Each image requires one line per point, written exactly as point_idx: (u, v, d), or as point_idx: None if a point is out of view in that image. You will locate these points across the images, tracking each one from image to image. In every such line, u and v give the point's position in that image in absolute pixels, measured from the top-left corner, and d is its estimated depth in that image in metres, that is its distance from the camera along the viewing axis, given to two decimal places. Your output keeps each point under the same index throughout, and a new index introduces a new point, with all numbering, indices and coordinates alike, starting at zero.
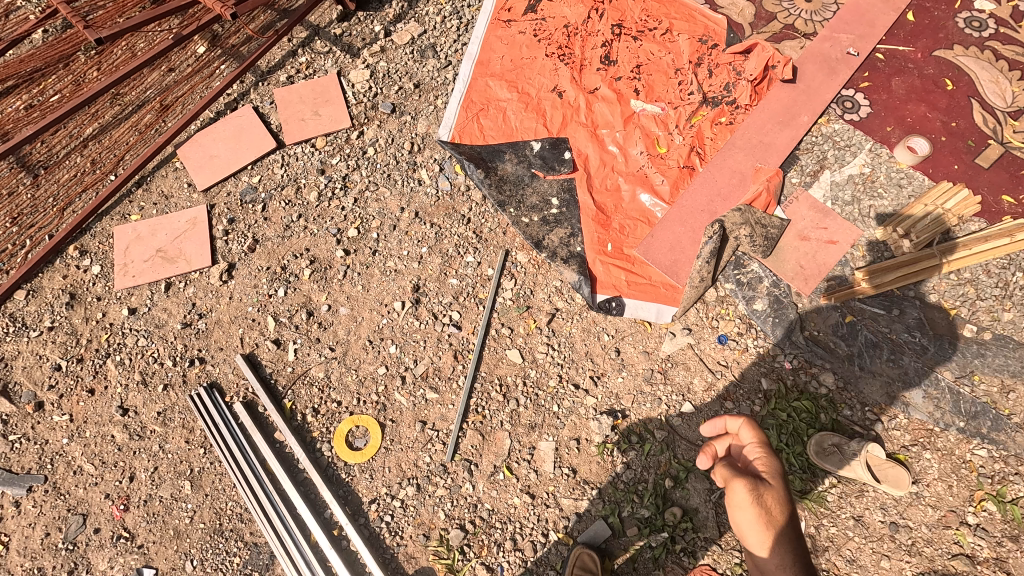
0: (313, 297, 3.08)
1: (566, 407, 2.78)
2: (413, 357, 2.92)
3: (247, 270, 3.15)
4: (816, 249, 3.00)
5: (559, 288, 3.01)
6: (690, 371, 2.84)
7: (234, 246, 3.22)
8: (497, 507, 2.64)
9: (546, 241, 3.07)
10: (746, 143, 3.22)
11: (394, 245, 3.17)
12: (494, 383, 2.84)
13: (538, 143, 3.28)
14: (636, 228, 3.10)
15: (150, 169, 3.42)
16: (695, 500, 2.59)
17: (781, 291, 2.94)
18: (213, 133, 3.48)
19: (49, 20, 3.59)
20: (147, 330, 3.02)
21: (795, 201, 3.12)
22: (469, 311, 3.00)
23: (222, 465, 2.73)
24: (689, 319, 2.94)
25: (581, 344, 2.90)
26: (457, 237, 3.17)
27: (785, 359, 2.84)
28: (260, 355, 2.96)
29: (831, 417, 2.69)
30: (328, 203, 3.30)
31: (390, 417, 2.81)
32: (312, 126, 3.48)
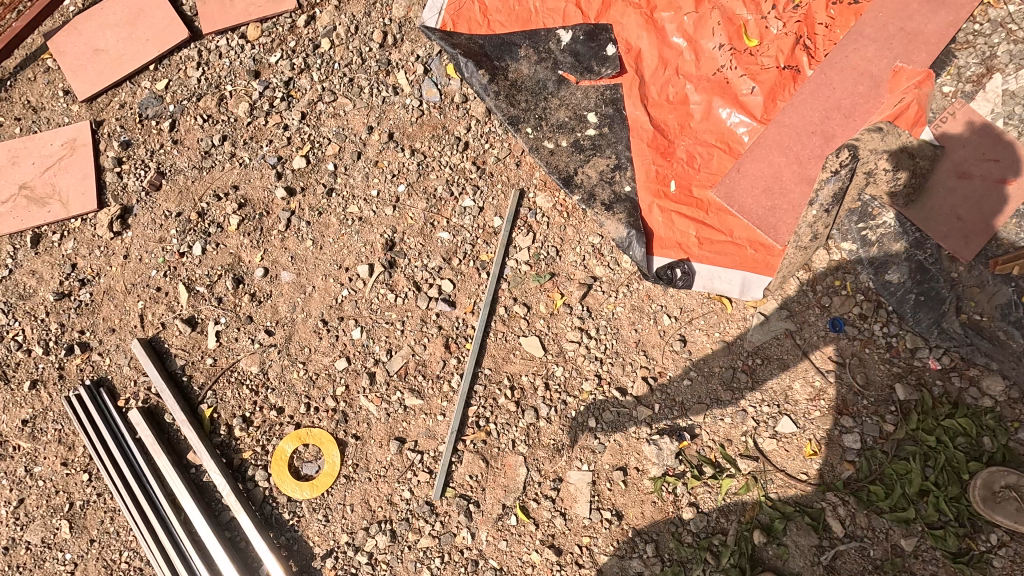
0: (243, 258, 2.15)
1: (607, 423, 1.92)
2: (386, 347, 2.03)
3: (148, 218, 2.20)
4: (983, 191, 1.90)
5: (597, 248, 2.08)
6: (788, 372, 1.95)
7: (130, 182, 2.25)
8: (507, 565, 1.85)
9: (578, 178, 2.10)
10: (891, 16, 2.01)
11: (358, 182, 2.20)
12: (502, 386, 1.97)
13: (568, 29, 2.19)
14: (711, 159, 2.12)
15: (11, 70, 2.39)
16: (796, 563, 1.77)
17: (928, 255, 1.92)
18: (98, 16, 2.40)
19: None
20: (9, 303, 2.13)
21: (954, 110, 1.94)
22: (466, 281, 2.07)
23: (112, 498, 1.91)
24: (788, 294, 2.01)
25: (630, 330, 2.00)
26: (449, 171, 2.19)
27: (931, 356, 1.92)
28: (168, 341, 2.07)
29: (1005, 444, 1.80)
30: (264, 120, 2.29)
31: (353, 433, 1.96)
32: (240, 7, 2.38)
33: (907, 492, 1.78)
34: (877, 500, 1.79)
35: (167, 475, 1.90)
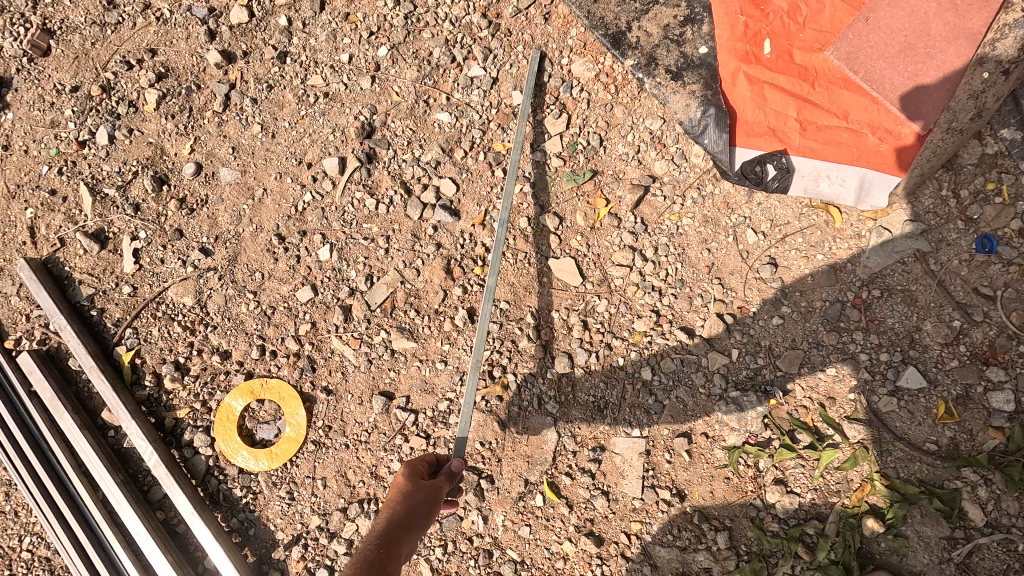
0: (168, 150, 1.56)
1: (666, 375, 1.42)
2: (366, 272, 1.48)
3: (38, 94, 1.60)
4: None
5: (656, 136, 1.49)
6: (917, 309, 1.42)
7: (7, 43, 1.62)
8: (530, 557, 1.40)
9: (633, 35, 1.47)
10: None
11: (322, 42, 1.57)
12: (525, 324, 1.45)
13: None
14: (825, 8, 1.46)
15: None
16: (919, 562, 1.32)
17: None
18: None
19: None
20: None
21: None
22: (474, 182, 1.50)
23: (6, 468, 1.44)
24: (923, 203, 1.44)
25: (699, 250, 1.46)
26: (449, 26, 1.55)
27: None
28: (71, 263, 1.53)
29: None
30: None
31: (324, 386, 1.46)
32: None
33: None
34: None
35: (73, 440, 1.42)
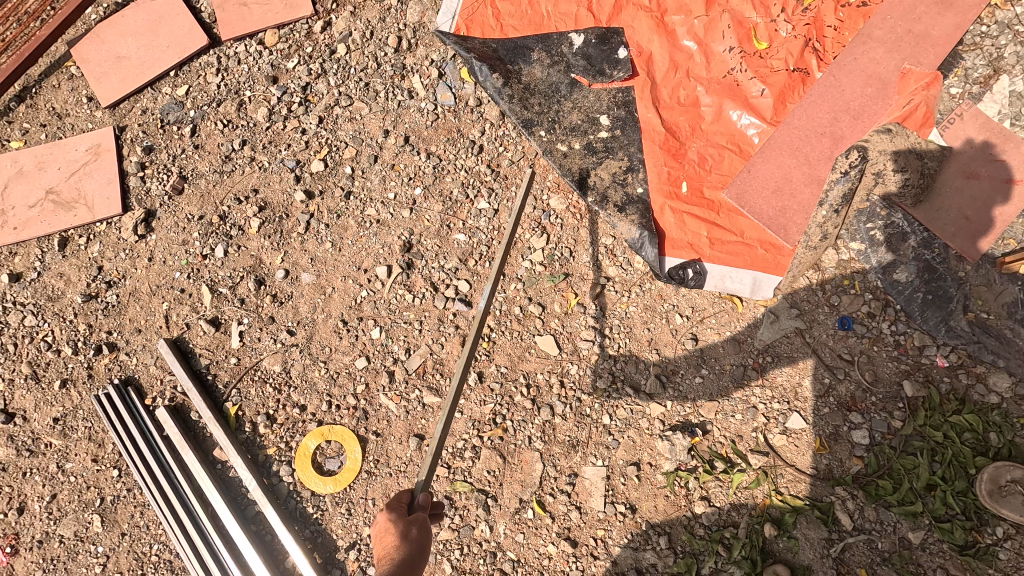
0: (265, 259, 2.20)
1: (620, 420, 1.97)
2: (405, 346, 2.08)
3: (173, 221, 2.26)
4: (989, 190, 2.06)
5: (610, 248, 2.12)
6: (797, 369, 2.00)
7: (153, 186, 2.31)
8: (524, 556, 1.90)
9: (592, 180, 2.13)
10: (890, 32, 2.17)
11: (375, 184, 2.25)
12: (518, 383, 2.02)
13: (580, 35, 2.26)
14: (722, 160, 2.15)
15: (38, 78, 2.48)
16: (807, 556, 1.82)
17: (935, 255, 2.00)
18: (120, 26, 2.49)
19: None
20: (38, 304, 2.19)
21: (958, 120, 2.12)
22: (482, 281, 2.12)
23: (142, 492, 1.97)
24: (797, 294, 2.05)
25: (643, 328, 2.05)
26: (464, 173, 2.23)
27: (937, 354, 1.97)
28: (194, 341, 2.13)
29: (1009, 440, 1.85)
30: (284, 125, 2.35)
31: (374, 429, 2.01)
32: (258, 14, 2.45)
33: (915, 486, 1.83)
34: (886, 494, 1.84)
35: (194, 470, 1.96)
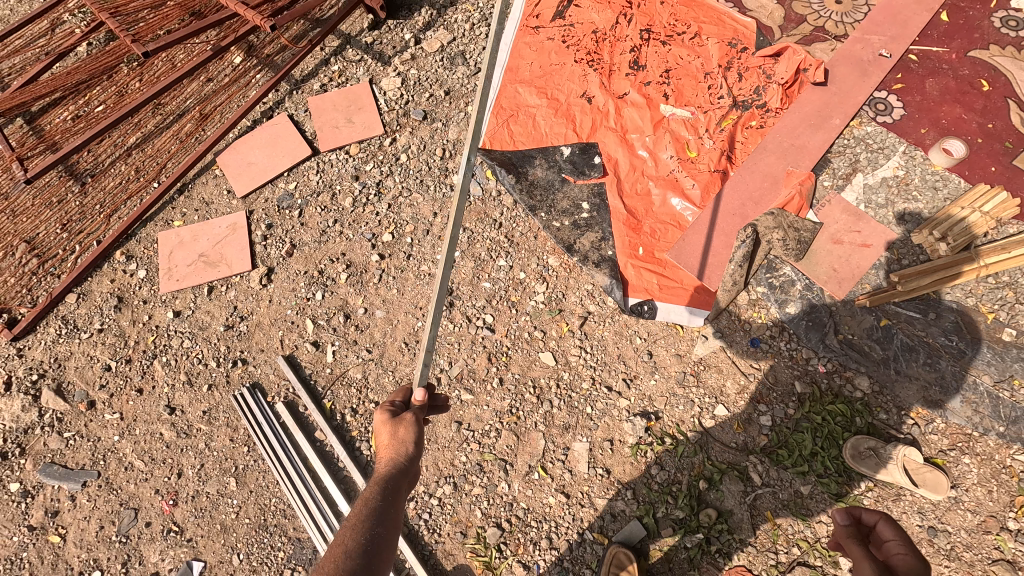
0: (350, 300, 3.16)
1: (599, 409, 2.83)
2: (448, 359, 2.99)
3: (286, 274, 3.25)
4: (849, 252, 2.99)
5: (591, 291, 3.05)
6: (723, 374, 2.86)
7: (272, 250, 3.31)
8: (532, 506, 2.70)
9: (577, 245, 3.11)
10: (776, 147, 3.22)
11: (427, 249, 3.24)
12: (528, 385, 2.90)
13: (568, 148, 3.31)
14: (667, 232, 3.13)
15: (191, 177, 3.55)
16: (730, 502, 2.62)
17: (814, 294, 2.94)
18: (250, 141, 3.58)
19: (94, 34, 3.74)
20: (191, 332, 3.13)
21: (827, 205, 3.12)
22: (502, 314, 3.05)
23: (265, 462, 2.84)
24: (722, 322, 2.95)
25: (614, 346, 2.94)
26: (489, 240, 3.21)
27: (819, 363, 2.85)
28: (300, 356, 3.05)
29: (867, 421, 2.71)
30: (363, 208, 3.36)
31: (427, 418, 2.89)
32: (346, 133, 3.54)
33: (803, 453, 2.66)
34: (783, 459, 2.66)
35: (302, 445, 2.85)
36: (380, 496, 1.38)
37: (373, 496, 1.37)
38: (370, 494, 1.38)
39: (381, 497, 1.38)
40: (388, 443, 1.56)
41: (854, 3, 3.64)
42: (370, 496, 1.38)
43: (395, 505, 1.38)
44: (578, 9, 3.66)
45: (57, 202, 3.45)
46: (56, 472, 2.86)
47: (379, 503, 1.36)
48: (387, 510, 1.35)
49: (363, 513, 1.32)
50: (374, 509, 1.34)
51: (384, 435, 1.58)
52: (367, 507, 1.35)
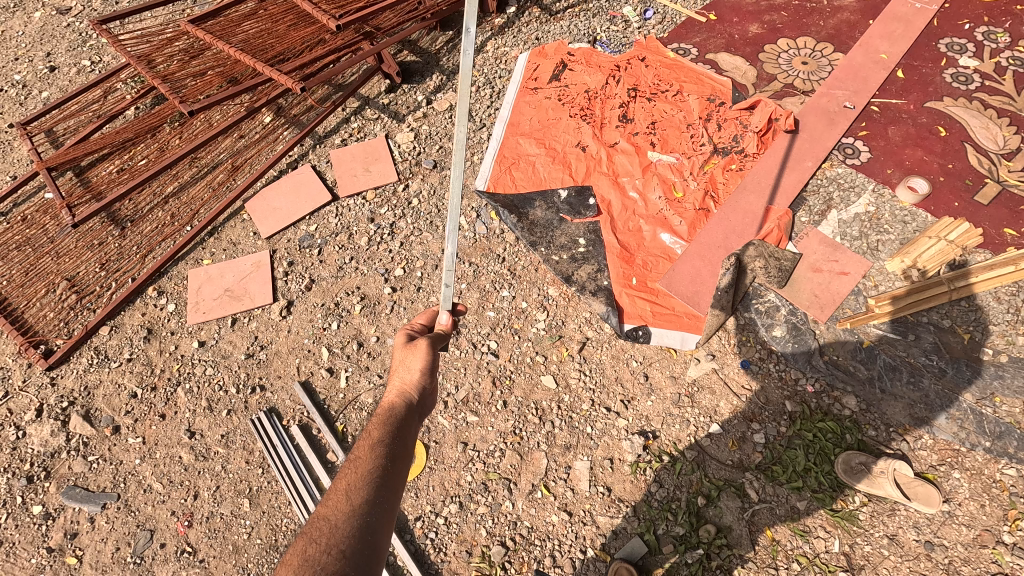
0: (363, 330, 3.39)
1: (598, 429, 2.98)
2: (454, 383, 3.16)
3: (305, 306, 3.49)
4: (829, 279, 3.23)
5: (588, 319, 3.27)
6: (716, 395, 3.02)
7: (293, 285, 3.57)
8: (536, 524, 2.79)
9: (575, 276, 3.36)
10: (755, 187, 3.54)
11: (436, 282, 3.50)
12: (530, 406, 3.06)
13: (565, 191, 3.64)
14: (659, 263, 3.38)
15: (221, 221, 3.90)
16: (728, 518, 2.70)
17: (798, 318, 3.14)
18: (276, 188, 3.93)
19: (142, 99, 4.20)
20: (214, 360, 3.35)
21: (805, 237, 3.39)
22: (506, 341, 3.25)
23: (278, 483, 2.99)
24: (712, 346, 3.14)
25: (612, 369, 3.13)
26: (494, 273, 3.47)
27: (807, 383, 2.99)
28: (315, 382, 3.26)
29: (857, 437, 2.82)
30: (377, 247, 3.66)
31: (435, 439, 3.03)
32: (363, 180, 3.89)
33: (796, 469, 2.77)
34: (778, 475, 2.77)
35: (315, 466, 3.04)
36: (387, 431, 1.56)
37: (379, 431, 1.56)
38: (377, 429, 1.57)
39: (388, 432, 1.57)
40: (399, 380, 1.76)
41: (819, 64, 4.09)
42: (377, 431, 1.55)
43: (403, 438, 1.57)
44: (572, 72, 4.12)
45: (98, 243, 3.77)
46: (79, 494, 3.00)
47: (387, 437, 1.54)
48: (395, 443, 1.54)
49: (371, 447, 1.50)
50: (381, 442, 1.52)
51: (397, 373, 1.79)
52: (375, 441, 1.53)
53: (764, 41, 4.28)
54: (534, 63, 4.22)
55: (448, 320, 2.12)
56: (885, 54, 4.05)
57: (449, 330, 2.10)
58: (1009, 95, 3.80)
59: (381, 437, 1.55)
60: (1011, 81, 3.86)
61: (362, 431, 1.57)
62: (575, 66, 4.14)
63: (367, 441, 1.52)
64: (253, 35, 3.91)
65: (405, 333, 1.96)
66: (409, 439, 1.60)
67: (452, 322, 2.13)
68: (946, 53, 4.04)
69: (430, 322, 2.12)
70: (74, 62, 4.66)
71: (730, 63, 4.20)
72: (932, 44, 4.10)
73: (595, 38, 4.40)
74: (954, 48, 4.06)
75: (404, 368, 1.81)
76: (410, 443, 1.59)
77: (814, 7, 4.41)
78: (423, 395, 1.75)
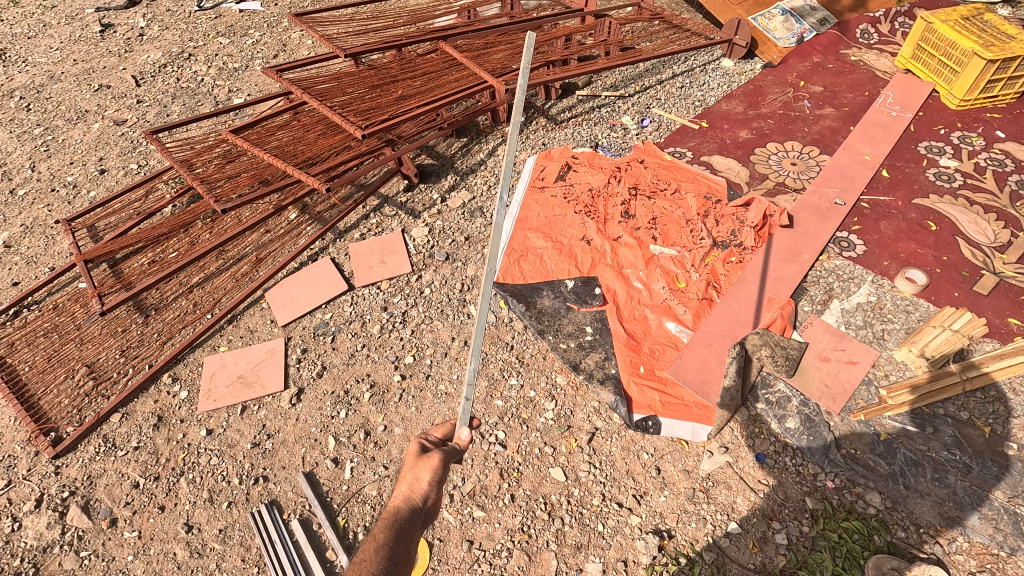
0: (371, 419, 3.39)
1: (609, 527, 2.85)
2: (461, 475, 3.08)
3: (314, 394, 3.52)
4: (837, 369, 3.22)
5: (597, 408, 3.25)
6: (732, 490, 2.91)
7: (304, 372, 3.63)
8: None
9: (582, 364, 3.39)
10: (756, 278, 3.66)
11: (445, 369, 3.56)
12: (539, 501, 2.96)
13: (572, 281, 3.79)
14: (665, 352, 3.42)
15: (241, 309, 4.05)
16: None
17: (811, 409, 3.10)
18: (296, 278, 4.12)
19: (180, 198, 4.56)
20: (220, 449, 3.33)
21: (809, 326, 3.43)
22: (514, 431, 3.22)
23: None
24: (724, 437, 3.08)
25: (622, 462, 3.05)
26: (502, 361, 3.51)
27: (826, 478, 2.88)
28: (319, 474, 3.20)
29: (886, 539, 2.66)
30: (389, 334, 3.76)
31: (438, 536, 2.90)
32: (378, 271, 4.09)
33: None
34: None
35: (313, 565, 2.91)
36: (391, 535, 1.73)
37: (384, 535, 1.72)
38: (382, 531, 1.74)
39: (392, 535, 1.73)
40: (406, 485, 1.91)
41: (807, 164, 4.39)
42: (381, 534, 1.72)
43: (405, 543, 1.73)
44: (576, 173, 4.45)
45: (122, 330, 3.91)
46: None
47: (390, 541, 1.71)
48: (397, 548, 1.70)
49: (375, 550, 1.67)
50: (384, 546, 1.69)
51: (407, 475, 1.94)
52: (379, 544, 1.70)
53: (754, 145, 4.64)
54: (540, 165, 4.57)
55: (467, 435, 2.14)
56: (868, 156, 4.34)
57: (465, 446, 2.12)
58: (992, 193, 4.01)
59: (385, 540, 1.72)
60: (992, 179, 4.10)
61: (369, 531, 1.75)
62: (578, 168, 4.48)
63: (372, 543, 1.69)
64: (286, 143, 4.32)
65: (419, 442, 2.08)
66: (411, 543, 1.77)
67: (467, 440, 2.13)
68: (926, 154, 4.34)
69: (447, 435, 2.21)
70: (123, 166, 5.14)
71: (723, 164, 4.53)
72: (911, 146, 4.42)
73: (597, 143, 4.81)
74: (933, 150, 4.36)
75: (414, 471, 1.95)
76: (410, 548, 1.75)
77: (798, 115, 4.82)
78: (428, 504, 1.88)
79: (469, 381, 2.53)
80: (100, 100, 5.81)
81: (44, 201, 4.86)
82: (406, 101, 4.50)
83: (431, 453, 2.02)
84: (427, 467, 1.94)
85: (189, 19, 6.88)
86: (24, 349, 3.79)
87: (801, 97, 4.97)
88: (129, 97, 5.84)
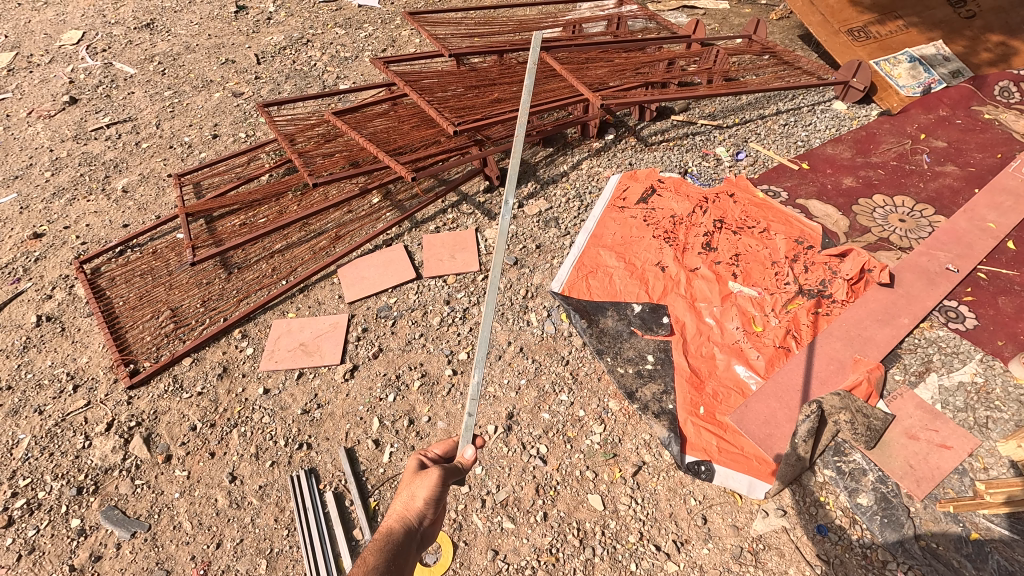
0: (417, 407, 3.40)
1: (643, 568, 2.68)
2: (497, 482, 3.01)
3: (367, 373, 3.59)
4: (927, 450, 2.89)
5: (647, 441, 3.09)
6: (784, 558, 2.66)
7: (362, 350, 3.72)
8: None
9: (638, 393, 3.24)
10: (842, 335, 3.37)
11: (496, 372, 3.46)
12: (572, 526, 2.83)
13: (638, 306, 3.65)
14: (730, 396, 3.20)
15: (314, 280, 4.21)
16: None
17: (888, 488, 2.80)
18: (369, 259, 4.25)
19: (276, 168, 4.83)
20: (273, 409, 3.45)
21: (898, 398, 3.11)
22: (556, 447, 3.11)
23: (299, 551, 2.90)
24: (784, 500, 2.83)
25: (666, 503, 2.87)
26: (555, 374, 3.41)
27: (898, 569, 2.55)
28: (359, 451, 3.25)
29: None
30: (447, 328, 3.78)
31: (464, 538, 2.84)
32: (447, 265, 4.14)
33: None
34: None
35: (339, 541, 2.94)
36: (381, 559, 1.63)
37: (375, 558, 1.63)
38: (373, 554, 1.64)
39: (383, 560, 1.64)
40: (401, 503, 1.85)
41: (917, 223, 4.02)
42: (372, 557, 1.63)
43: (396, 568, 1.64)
44: (660, 197, 4.32)
45: (206, 282, 4.16)
46: (116, 516, 3.04)
47: (380, 564, 1.61)
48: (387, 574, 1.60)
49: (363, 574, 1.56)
50: (373, 570, 1.58)
51: (402, 497, 1.87)
52: (368, 568, 1.59)
53: (859, 194, 4.31)
54: (624, 184, 4.46)
55: (471, 454, 2.07)
56: (993, 224, 3.92)
57: (469, 465, 2.06)
58: None
59: (375, 564, 1.62)
60: None
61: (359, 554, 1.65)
62: (663, 192, 4.35)
63: (361, 567, 1.59)
64: (381, 129, 4.48)
65: (419, 458, 2.05)
66: (401, 570, 1.67)
67: (473, 457, 2.08)
68: None
69: (448, 452, 2.19)
70: (233, 134, 5.54)
71: (821, 210, 4.23)
72: None
73: (686, 169, 4.65)
74: None
75: (410, 489, 1.90)
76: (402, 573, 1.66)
77: (914, 169, 4.45)
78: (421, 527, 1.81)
79: (474, 396, 2.46)
80: (224, 73, 6.33)
81: (162, 156, 5.32)
82: (501, 105, 4.57)
83: (429, 470, 1.97)
84: (425, 486, 1.87)
85: (313, 8, 7.38)
86: (122, 285, 4.16)
87: (920, 151, 4.59)
88: (249, 73, 6.31)
